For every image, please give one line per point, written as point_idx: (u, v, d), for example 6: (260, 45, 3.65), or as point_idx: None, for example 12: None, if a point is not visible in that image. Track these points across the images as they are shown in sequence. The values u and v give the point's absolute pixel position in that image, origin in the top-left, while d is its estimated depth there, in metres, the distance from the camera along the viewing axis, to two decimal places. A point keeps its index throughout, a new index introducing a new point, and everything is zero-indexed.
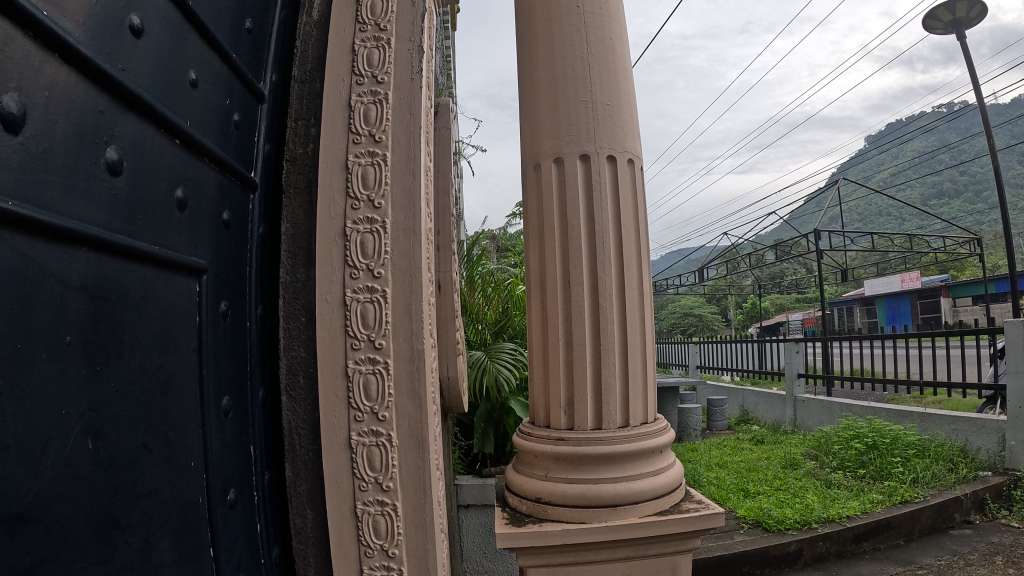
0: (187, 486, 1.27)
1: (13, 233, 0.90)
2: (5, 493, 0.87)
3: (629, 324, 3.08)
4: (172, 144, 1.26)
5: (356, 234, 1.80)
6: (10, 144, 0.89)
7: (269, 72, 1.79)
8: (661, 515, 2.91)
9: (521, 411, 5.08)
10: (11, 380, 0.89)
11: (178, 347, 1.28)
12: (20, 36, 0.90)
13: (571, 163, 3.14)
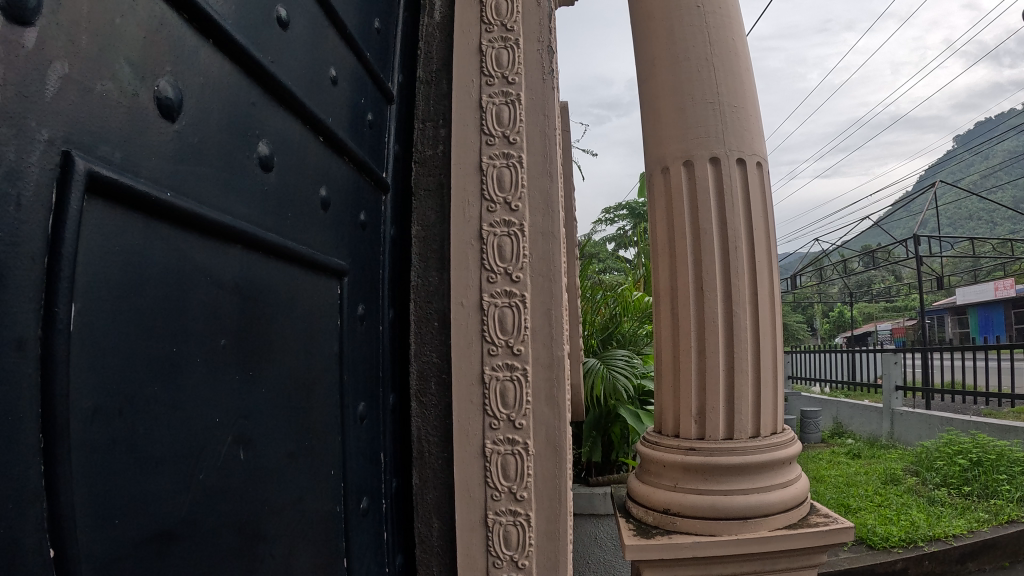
0: (324, 497, 1.23)
1: (168, 226, 0.87)
2: (157, 508, 0.82)
3: (762, 331, 2.96)
4: (315, 142, 1.24)
5: (493, 236, 1.76)
6: (166, 132, 0.86)
7: (396, 74, 1.77)
8: (789, 530, 2.75)
9: (632, 420, 4.95)
10: (167, 382, 0.86)
11: (320, 351, 1.25)
12: (175, 17, 0.88)
13: (700, 166, 3.02)
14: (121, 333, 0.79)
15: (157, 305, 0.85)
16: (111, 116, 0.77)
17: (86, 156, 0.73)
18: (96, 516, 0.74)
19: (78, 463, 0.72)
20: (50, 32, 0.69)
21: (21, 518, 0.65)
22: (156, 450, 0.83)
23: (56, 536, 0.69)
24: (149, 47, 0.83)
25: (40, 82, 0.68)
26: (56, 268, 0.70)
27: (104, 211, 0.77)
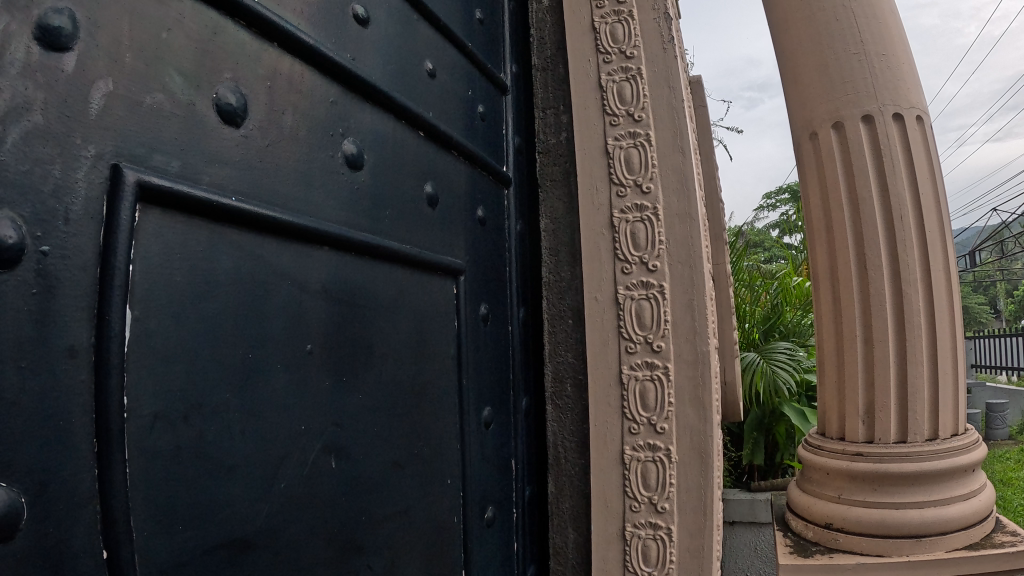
0: (436, 506, 1.14)
1: (238, 231, 0.78)
2: (231, 516, 0.74)
3: (937, 317, 2.74)
4: (414, 137, 1.16)
5: (624, 223, 1.62)
6: (230, 140, 0.77)
7: (509, 63, 1.68)
8: (971, 551, 2.47)
9: (797, 420, 4.62)
10: (244, 388, 0.77)
11: (432, 353, 1.17)
12: (231, 24, 0.78)
13: (853, 125, 2.85)
14: (191, 346, 0.71)
15: (232, 310, 0.76)
16: (166, 128, 0.69)
17: (137, 166, 0.65)
18: (157, 518, 0.66)
19: (135, 468, 0.64)
20: (90, 54, 0.62)
21: (70, 520, 0.57)
22: (229, 456, 0.74)
23: (110, 537, 0.60)
24: (206, 58, 0.74)
25: (83, 101, 0.61)
26: (109, 287, 0.62)
27: (162, 219, 0.68)
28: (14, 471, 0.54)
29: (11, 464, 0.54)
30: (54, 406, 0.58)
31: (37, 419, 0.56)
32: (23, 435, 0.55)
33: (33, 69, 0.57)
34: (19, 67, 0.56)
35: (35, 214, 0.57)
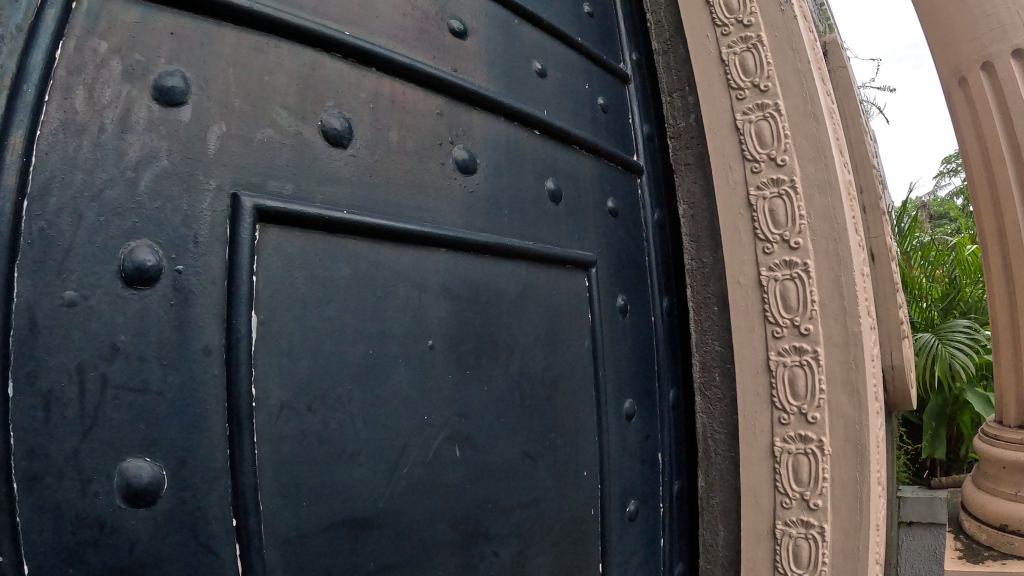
0: (578, 497, 1.05)
1: (358, 241, 0.82)
2: (354, 496, 0.79)
3: None
4: (530, 136, 1.09)
5: (762, 201, 1.42)
6: (338, 160, 0.83)
7: (627, 51, 1.59)
8: None
9: (981, 407, 4.21)
10: (366, 381, 0.80)
11: (567, 349, 1.06)
12: (328, 59, 0.84)
13: (1005, 65, 2.30)
14: (315, 346, 0.77)
15: (351, 310, 0.80)
16: (276, 157, 0.78)
17: (255, 194, 0.75)
18: (282, 495, 0.74)
19: (263, 450, 0.73)
20: (202, 105, 0.74)
21: (204, 489, 0.70)
22: (348, 442, 0.78)
23: (238, 507, 0.71)
24: (307, 90, 0.82)
25: (202, 143, 0.73)
26: (235, 292, 0.72)
27: (283, 237, 0.76)
28: (157, 451, 0.68)
29: (156, 443, 0.68)
30: (190, 396, 0.70)
31: (177, 407, 0.69)
32: (166, 420, 0.69)
33: (156, 125, 0.71)
34: (143, 123, 0.70)
35: (171, 241, 0.70)
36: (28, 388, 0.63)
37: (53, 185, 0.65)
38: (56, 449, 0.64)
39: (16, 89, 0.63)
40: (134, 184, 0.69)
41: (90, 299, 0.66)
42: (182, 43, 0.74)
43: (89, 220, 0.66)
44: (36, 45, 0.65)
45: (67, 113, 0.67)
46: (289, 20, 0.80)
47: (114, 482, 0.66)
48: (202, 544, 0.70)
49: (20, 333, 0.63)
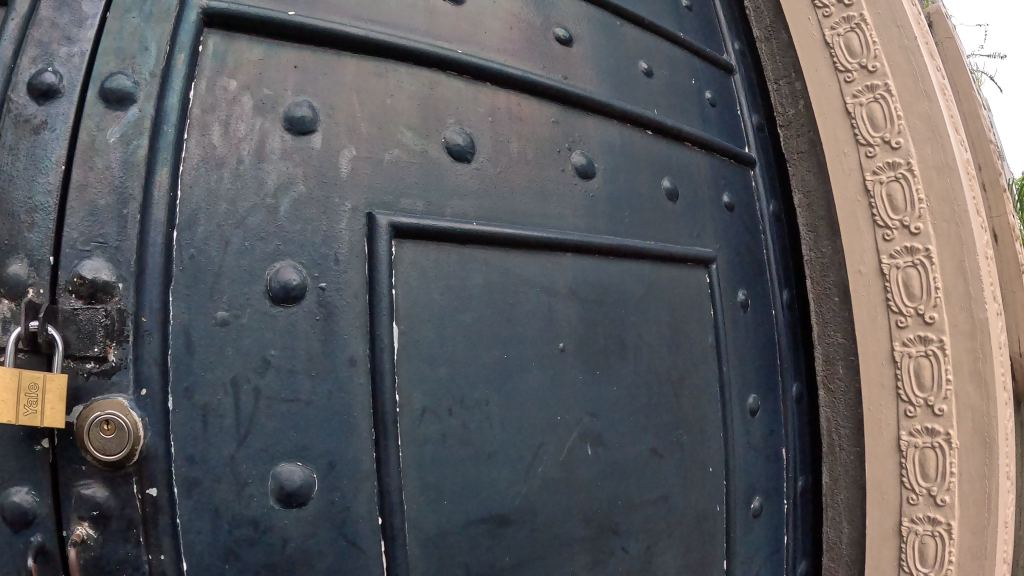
0: (701, 495, 1.06)
1: (489, 251, 0.84)
2: (491, 495, 0.84)
3: None
4: (642, 137, 1.01)
5: (879, 185, 1.37)
6: (463, 174, 0.85)
7: (730, 41, 1.52)
8: None
9: None
10: (502, 386, 0.85)
11: (692, 347, 1.02)
12: (444, 77, 0.87)
13: None
14: (452, 355, 0.81)
15: (487, 317, 0.83)
16: (407, 174, 0.81)
17: (388, 211, 0.79)
18: (425, 495, 0.81)
19: (407, 452, 0.79)
20: (331, 130, 0.80)
21: (351, 491, 0.77)
22: (487, 444, 0.84)
23: (383, 508, 0.78)
24: (428, 110, 0.85)
25: (335, 167, 0.78)
26: (376, 305, 0.77)
27: (419, 250, 0.80)
28: (307, 456, 0.75)
29: (307, 448, 0.75)
30: (339, 403, 0.76)
31: (328, 413, 0.76)
32: (317, 426, 0.75)
33: (290, 152, 0.78)
34: (278, 152, 0.77)
35: (314, 260, 0.76)
36: (186, 402, 0.73)
37: (200, 215, 0.75)
38: (215, 457, 0.74)
39: (157, 131, 0.75)
40: (275, 210, 0.76)
41: (240, 318, 0.74)
42: (305, 74, 0.81)
43: (235, 244, 0.74)
44: (170, 91, 0.77)
45: (206, 149, 0.76)
46: (403, 44, 0.85)
47: (269, 485, 0.75)
48: (351, 539, 0.77)
49: (179, 348, 0.73)
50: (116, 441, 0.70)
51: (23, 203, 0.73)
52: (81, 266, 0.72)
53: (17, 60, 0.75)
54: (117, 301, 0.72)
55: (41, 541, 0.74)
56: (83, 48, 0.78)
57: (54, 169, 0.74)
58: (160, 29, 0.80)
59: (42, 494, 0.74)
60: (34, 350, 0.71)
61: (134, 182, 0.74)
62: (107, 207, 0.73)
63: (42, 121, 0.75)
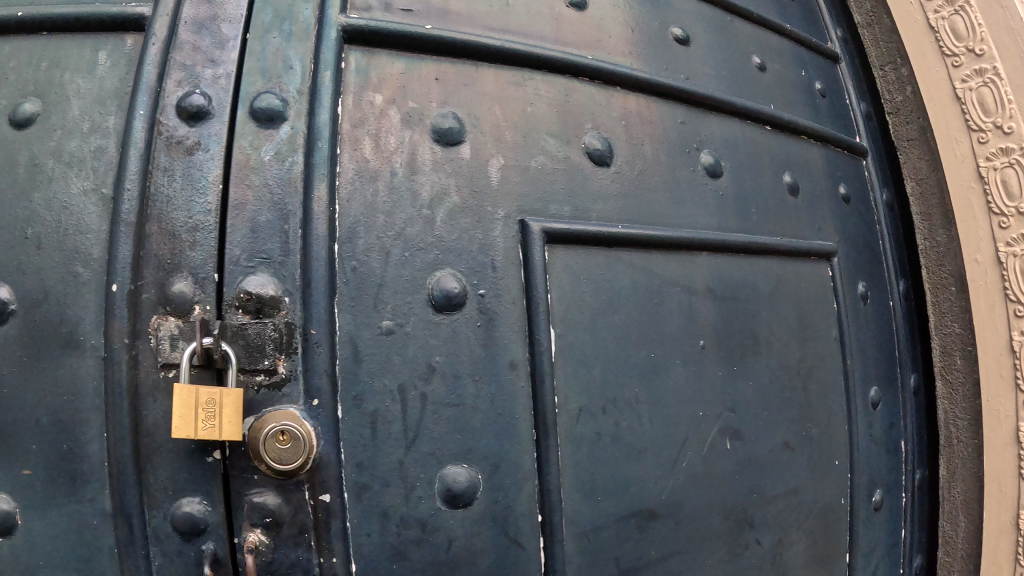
0: (829, 489, 1.06)
1: (633, 253, 0.88)
2: (639, 490, 0.89)
3: None
4: (764, 133, 1.03)
5: (993, 173, 1.34)
6: (604, 178, 0.88)
7: (834, 31, 1.54)
8: None
9: None
10: (650, 384, 0.88)
11: (821, 340, 1.04)
12: (579, 83, 0.90)
13: None
14: (603, 355, 0.85)
15: (635, 316, 0.87)
16: (553, 181, 0.85)
17: (540, 218, 0.83)
18: (581, 491, 0.85)
19: (565, 451, 0.84)
20: (479, 141, 0.83)
21: (513, 491, 0.81)
22: (636, 441, 0.88)
23: (543, 505, 0.83)
24: (566, 116, 0.88)
25: (485, 176, 0.82)
26: (533, 309, 0.81)
27: (569, 254, 0.84)
28: (472, 458, 0.79)
29: (472, 450, 0.79)
30: (501, 406, 0.80)
31: (491, 416, 0.79)
32: (480, 428, 0.79)
33: (441, 163, 0.81)
34: (430, 164, 0.80)
35: (471, 268, 0.79)
36: (355, 410, 0.76)
37: (359, 228, 0.77)
38: (384, 462, 0.77)
39: (311, 147, 0.78)
40: (432, 220, 0.79)
41: (405, 326, 0.77)
42: (446, 86, 0.84)
43: (395, 255, 0.77)
44: (320, 107, 0.79)
45: (360, 162, 0.79)
46: (532, 52, 0.88)
47: (436, 487, 0.79)
48: (511, 536, 0.82)
49: (348, 359, 0.76)
50: (292, 451, 0.73)
51: (185, 221, 0.77)
52: (246, 281, 0.75)
53: (164, 85, 0.82)
54: (284, 315, 0.74)
55: (214, 549, 0.77)
56: (227, 69, 0.82)
57: (212, 188, 0.77)
58: (300, 48, 0.83)
59: (215, 503, 0.76)
60: (204, 365, 0.74)
61: (293, 198, 0.76)
62: (269, 223, 0.76)
63: (196, 142, 0.79)
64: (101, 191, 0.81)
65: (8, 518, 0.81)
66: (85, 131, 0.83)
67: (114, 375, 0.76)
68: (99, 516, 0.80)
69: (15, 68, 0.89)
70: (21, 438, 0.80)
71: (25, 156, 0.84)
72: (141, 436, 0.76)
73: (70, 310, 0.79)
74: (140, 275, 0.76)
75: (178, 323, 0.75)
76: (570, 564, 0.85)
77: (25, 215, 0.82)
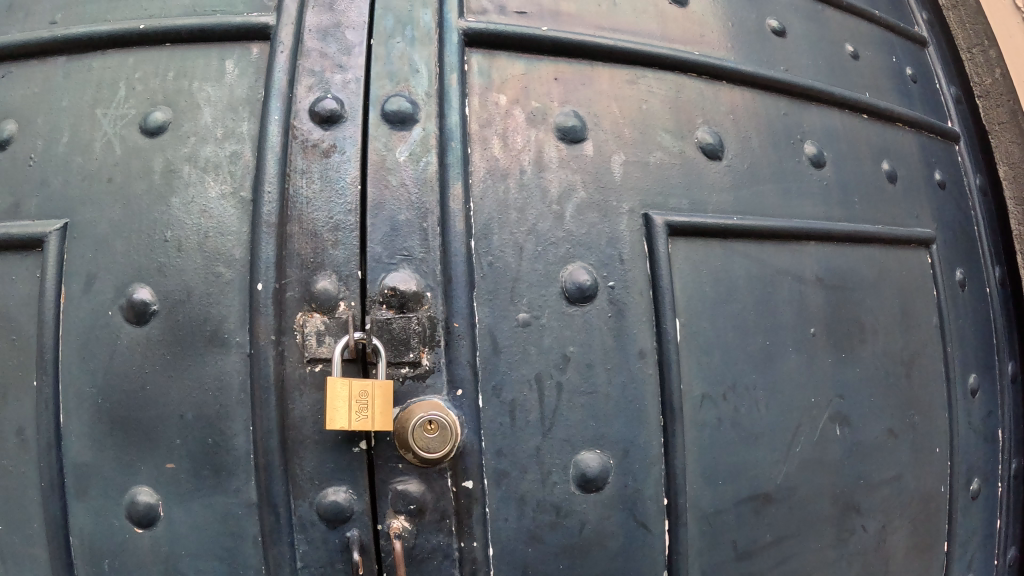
0: (930, 475, 1.10)
1: (748, 244, 0.93)
2: (756, 474, 0.92)
3: None
4: (859, 121, 1.10)
5: None
6: (717, 172, 0.93)
7: (918, 11, 1.44)
8: None
9: None
10: (766, 371, 0.92)
11: (921, 327, 1.08)
12: (687, 79, 0.95)
13: None
14: (723, 343, 0.89)
15: (750, 306, 0.91)
16: (671, 176, 0.89)
17: (663, 211, 0.87)
18: (705, 476, 0.88)
19: (690, 437, 0.87)
20: (600, 138, 0.87)
21: (642, 474, 0.85)
22: (754, 426, 0.91)
23: (668, 489, 0.86)
24: (679, 112, 0.93)
25: (609, 172, 0.86)
26: (659, 299, 0.85)
27: (689, 247, 0.89)
28: (604, 444, 0.83)
29: (604, 436, 0.83)
30: (632, 393, 0.84)
31: (622, 404, 0.83)
32: (612, 415, 0.83)
33: (567, 161, 0.85)
34: (556, 161, 0.84)
35: (601, 261, 0.83)
36: (495, 400, 0.79)
37: (493, 224, 0.80)
38: (522, 450, 0.80)
39: (444, 147, 0.81)
40: (561, 215, 0.82)
41: (541, 318, 0.80)
42: (566, 86, 0.88)
43: (529, 249, 0.81)
44: (449, 108, 0.82)
45: (491, 162, 0.82)
46: (644, 51, 0.93)
47: (571, 472, 0.82)
48: (640, 520, 0.85)
49: (488, 351, 0.79)
50: (440, 440, 0.76)
51: (326, 222, 0.79)
52: (388, 277, 0.78)
53: (295, 90, 0.84)
54: (427, 309, 0.77)
55: (360, 536, 0.79)
56: (356, 73, 0.85)
57: (350, 188, 0.80)
58: (424, 51, 0.86)
59: (360, 492, 0.79)
60: (355, 359, 0.77)
61: (430, 197, 0.79)
62: (408, 221, 0.79)
63: (331, 145, 0.81)
64: (238, 194, 0.83)
65: (151, 510, 0.84)
66: (219, 137, 0.85)
67: (261, 369, 0.78)
68: (244, 506, 0.82)
69: (142, 79, 0.92)
70: (166, 433, 0.83)
71: (161, 162, 0.87)
72: (288, 429, 0.79)
73: (215, 309, 0.82)
74: (284, 274, 0.79)
75: (324, 320, 0.78)
76: (692, 545, 0.88)
77: (164, 219, 0.85)
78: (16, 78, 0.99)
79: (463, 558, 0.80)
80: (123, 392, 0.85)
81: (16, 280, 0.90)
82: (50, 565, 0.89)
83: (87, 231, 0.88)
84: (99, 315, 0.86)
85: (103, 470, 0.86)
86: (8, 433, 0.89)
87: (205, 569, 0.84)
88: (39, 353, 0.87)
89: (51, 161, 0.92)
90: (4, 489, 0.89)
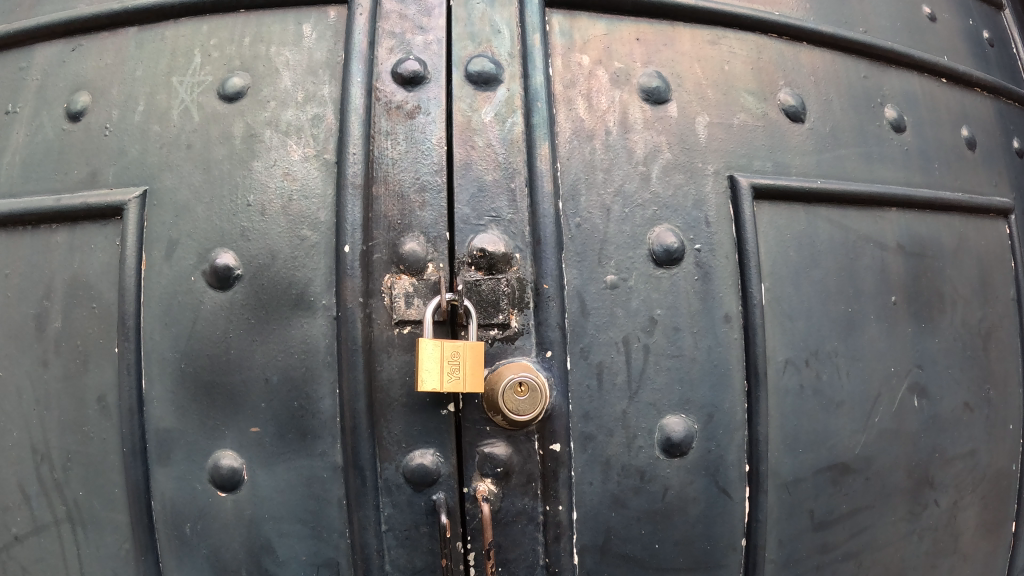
0: (1003, 452, 1.05)
1: (831, 208, 0.91)
2: (835, 443, 0.88)
3: None
4: (939, 86, 1.10)
5: None
6: (800, 135, 0.91)
7: None
8: None
9: None
10: (850, 339, 0.89)
11: (999, 298, 1.06)
12: (768, 40, 0.94)
13: None
14: (806, 309, 0.87)
15: (833, 272, 0.89)
16: (755, 138, 0.88)
17: (747, 173, 0.86)
18: (784, 443, 0.85)
19: (773, 403, 0.84)
20: (685, 100, 0.86)
21: (725, 440, 0.83)
22: (836, 394, 0.88)
23: (751, 455, 0.84)
24: (760, 73, 0.91)
25: (693, 134, 0.85)
26: (745, 262, 0.84)
27: (773, 210, 0.87)
28: (689, 408, 0.81)
29: (690, 400, 0.81)
30: (718, 356, 0.82)
31: (708, 368, 0.82)
32: (698, 379, 0.82)
33: (652, 121, 0.84)
34: (641, 122, 0.84)
35: (687, 224, 0.83)
36: (582, 362, 0.79)
37: (580, 186, 0.81)
38: (608, 413, 0.80)
39: (530, 108, 0.82)
40: (648, 177, 0.83)
41: (629, 280, 0.80)
42: (648, 46, 0.88)
43: (616, 212, 0.81)
44: (533, 69, 0.83)
45: (576, 122, 0.83)
46: (725, 10, 0.91)
47: (656, 436, 0.80)
48: (721, 487, 0.83)
49: (576, 313, 0.79)
50: (529, 402, 0.76)
51: (412, 182, 0.80)
52: (477, 238, 0.78)
53: (376, 52, 0.84)
54: (516, 271, 0.78)
55: (446, 499, 0.79)
56: (437, 35, 0.85)
57: (436, 149, 0.81)
58: (505, 12, 0.86)
59: (447, 455, 0.79)
60: (445, 321, 0.78)
61: (517, 158, 0.81)
62: (494, 182, 0.80)
63: (415, 106, 0.82)
64: (322, 156, 0.83)
65: (234, 475, 0.81)
66: (300, 100, 0.85)
67: (348, 332, 0.78)
68: (330, 469, 0.80)
69: (218, 46, 0.90)
70: (249, 397, 0.80)
71: (241, 127, 0.85)
72: (375, 392, 0.79)
73: (298, 273, 0.81)
74: (370, 235, 0.79)
75: (412, 282, 0.78)
76: (771, 513, 0.85)
77: (246, 183, 0.84)
78: (86, 50, 0.96)
79: (547, 523, 0.80)
80: (206, 356, 0.81)
81: (95, 248, 0.87)
82: (129, 534, 0.84)
83: (167, 196, 0.85)
84: (182, 280, 0.83)
85: (186, 435, 0.82)
86: (87, 402, 0.85)
87: (288, 534, 0.81)
88: (120, 319, 0.83)
89: (127, 130, 0.89)
90: (81, 459, 0.85)
